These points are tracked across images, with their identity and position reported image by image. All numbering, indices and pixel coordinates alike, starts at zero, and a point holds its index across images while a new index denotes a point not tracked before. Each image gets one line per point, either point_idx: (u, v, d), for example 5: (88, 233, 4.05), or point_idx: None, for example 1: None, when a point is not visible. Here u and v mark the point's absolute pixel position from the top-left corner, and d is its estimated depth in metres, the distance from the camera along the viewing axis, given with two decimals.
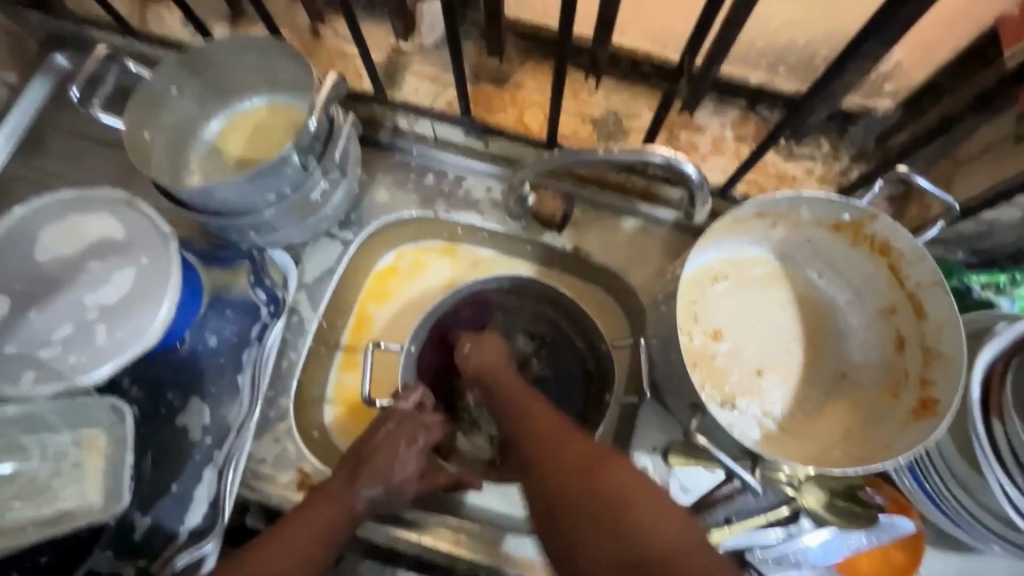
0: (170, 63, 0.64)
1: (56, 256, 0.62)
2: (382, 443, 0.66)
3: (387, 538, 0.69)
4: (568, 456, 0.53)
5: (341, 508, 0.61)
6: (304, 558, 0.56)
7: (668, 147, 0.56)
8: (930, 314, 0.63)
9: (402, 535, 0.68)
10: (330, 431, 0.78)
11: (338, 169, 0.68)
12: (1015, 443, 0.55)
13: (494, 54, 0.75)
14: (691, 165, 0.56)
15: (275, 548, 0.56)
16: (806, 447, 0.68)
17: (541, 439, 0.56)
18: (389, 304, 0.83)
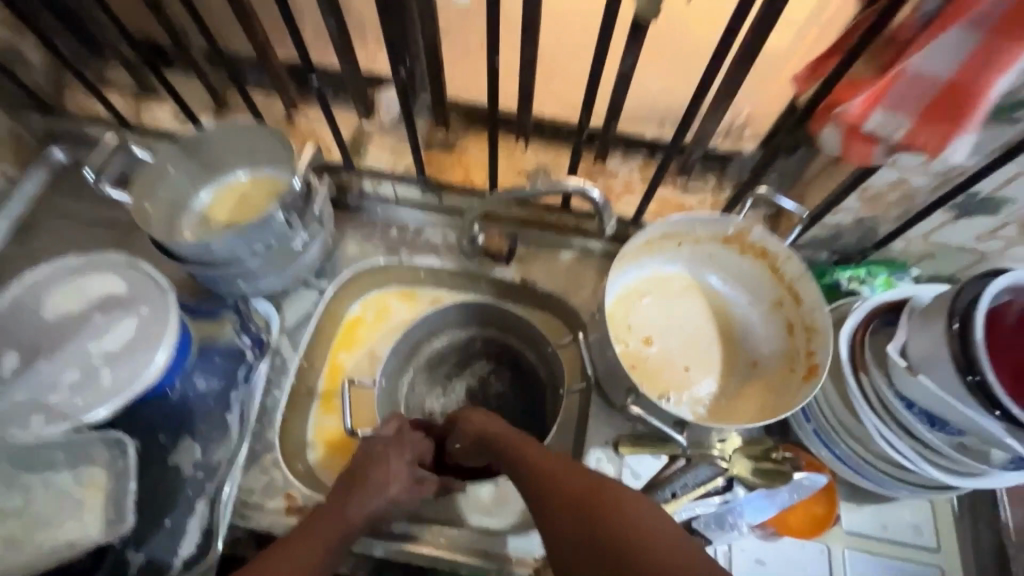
0: (171, 147, 0.77)
1: (64, 312, 0.70)
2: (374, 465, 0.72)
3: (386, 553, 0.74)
4: (573, 492, 0.56)
5: (342, 526, 0.66)
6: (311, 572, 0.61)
7: (578, 178, 0.71)
8: (805, 299, 0.79)
9: (400, 548, 0.74)
10: (315, 468, 0.83)
11: (316, 223, 0.80)
12: (881, 393, 0.70)
13: (441, 127, 0.92)
14: (596, 190, 0.71)
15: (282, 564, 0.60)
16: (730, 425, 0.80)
17: (545, 483, 0.59)
18: (357, 350, 0.92)
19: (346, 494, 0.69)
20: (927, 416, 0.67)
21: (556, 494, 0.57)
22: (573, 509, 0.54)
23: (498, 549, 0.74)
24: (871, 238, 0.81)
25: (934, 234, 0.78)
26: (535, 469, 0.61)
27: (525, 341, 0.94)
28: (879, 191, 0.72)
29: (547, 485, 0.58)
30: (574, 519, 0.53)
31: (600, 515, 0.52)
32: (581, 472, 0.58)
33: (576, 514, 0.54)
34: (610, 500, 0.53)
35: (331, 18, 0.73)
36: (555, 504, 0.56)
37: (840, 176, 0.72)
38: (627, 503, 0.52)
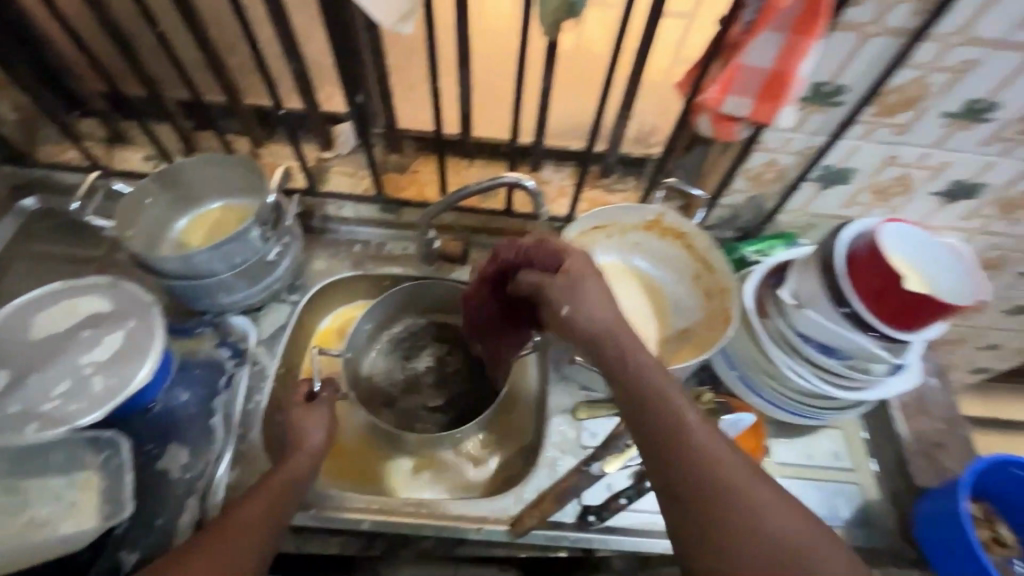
0: (150, 179, 0.85)
1: (51, 332, 0.75)
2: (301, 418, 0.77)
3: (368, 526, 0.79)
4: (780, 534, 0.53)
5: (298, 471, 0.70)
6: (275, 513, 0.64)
7: (514, 173, 0.85)
8: (716, 267, 0.94)
9: (378, 519, 0.79)
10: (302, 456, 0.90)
11: (288, 237, 0.89)
12: (783, 333, 0.83)
13: (394, 153, 1.05)
14: (530, 180, 0.84)
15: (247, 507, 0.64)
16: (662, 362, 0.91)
17: (737, 504, 0.55)
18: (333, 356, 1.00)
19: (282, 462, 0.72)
20: (822, 346, 0.81)
21: (748, 522, 0.54)
22: (772, 546, 0.53)
23: (475, 511, 0.80)
24: (763, 214, 0.98)
25: (810, 205, 0.95)
26: (725, 479, 0.56)
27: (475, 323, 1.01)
28: (758, 171, 0.89)
29: (738, 506, 0.55)
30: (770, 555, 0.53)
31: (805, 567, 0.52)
32: (781, 503, 0.56)
33: (775, 551, 0.53)
34: (813, 551, 0.53)
35: (293, 62, 0.85)
36: (746, 529, 0.54)
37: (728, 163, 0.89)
38: (827, 556, 0.52)
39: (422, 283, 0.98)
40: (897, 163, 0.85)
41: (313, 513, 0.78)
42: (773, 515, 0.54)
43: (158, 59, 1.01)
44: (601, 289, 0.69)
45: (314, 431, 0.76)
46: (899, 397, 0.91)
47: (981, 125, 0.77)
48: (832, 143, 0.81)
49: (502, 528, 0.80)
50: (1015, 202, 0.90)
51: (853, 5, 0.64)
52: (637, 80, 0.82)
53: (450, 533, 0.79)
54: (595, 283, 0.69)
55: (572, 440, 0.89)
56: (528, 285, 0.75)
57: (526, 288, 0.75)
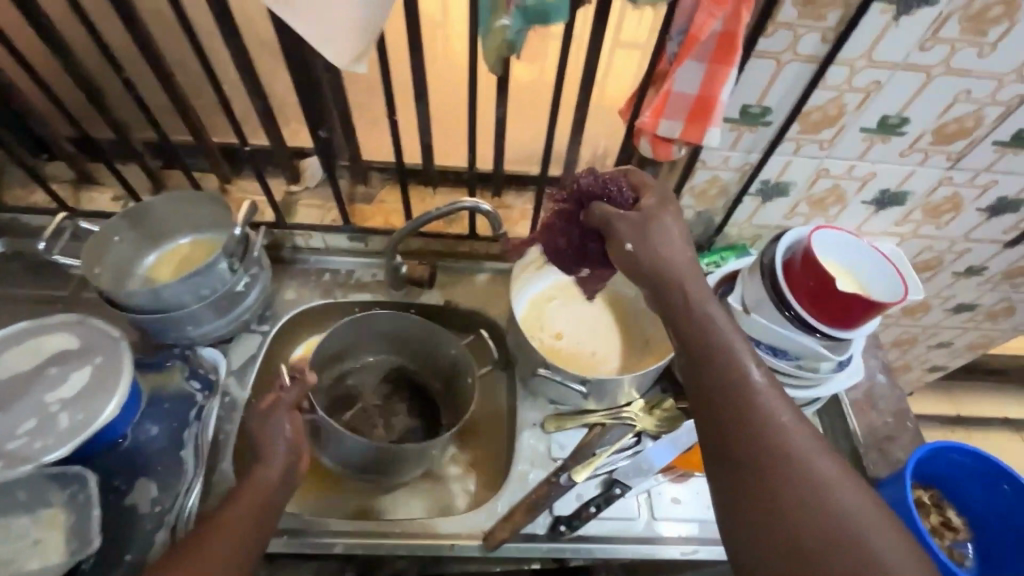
0: (117, 218, 0.87)
1: (17, 371, 0.76)
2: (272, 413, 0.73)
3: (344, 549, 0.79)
4: (828, 496, 0.52)
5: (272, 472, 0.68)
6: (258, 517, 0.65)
7: (472, 198, 0.89)
8: None
9: (353, 540, 0.79)
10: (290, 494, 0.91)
11: (256, 267, 0.91)
12: None
13: (361, 184, 1.09)
14: (487, 204, 0.88)
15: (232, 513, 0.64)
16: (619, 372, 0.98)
17: (787, 462, 0.54)
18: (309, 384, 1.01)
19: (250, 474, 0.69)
20: (772, 348, 0.84)
21: (795, 482, 0.53)
22: (815, 505, 0.52)
23: (448, 528, 0.82)
24: (713, 228, 1.04)
25: (755, 217, 1.02)
26: (779, 438, 0.55)
27: (429, 348, 1.00)
28: (703, 188, 0.95)
29: (787, 466, 0.53)
30: (813, 515, 0.51)
31: (851, 533, 0.50)
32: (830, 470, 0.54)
33: (820, 512, 0.51)
34: (862, 519, 0.51)
35: (258, 101, 0.89)
36: (791, 488, 0.53)
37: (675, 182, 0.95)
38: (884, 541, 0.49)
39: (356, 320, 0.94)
40: (828, 175, 0.92)
41: (285, 539, 0.79)
42: (823, 478, 0.53)
43: (126, 103, 1.04)
44: (676, 237, 0.67)
45: (279, 437, 0.71)
46: (850, 394, 0.96)
47: (896, 138, 0.85)
48: (765, 159, 0.87)
49: (476, 543, 0.81)
50: (939, 206, 0.97)
51: (766, 35, 0.71)
52: (583, 107, 0.88)
53: (425, 550, 0.80)
54: (672, 228, 0.67)
55: (542, 453, 0.91)
56: (600, 215, 0.71)
57: (596, 220, 0.71)
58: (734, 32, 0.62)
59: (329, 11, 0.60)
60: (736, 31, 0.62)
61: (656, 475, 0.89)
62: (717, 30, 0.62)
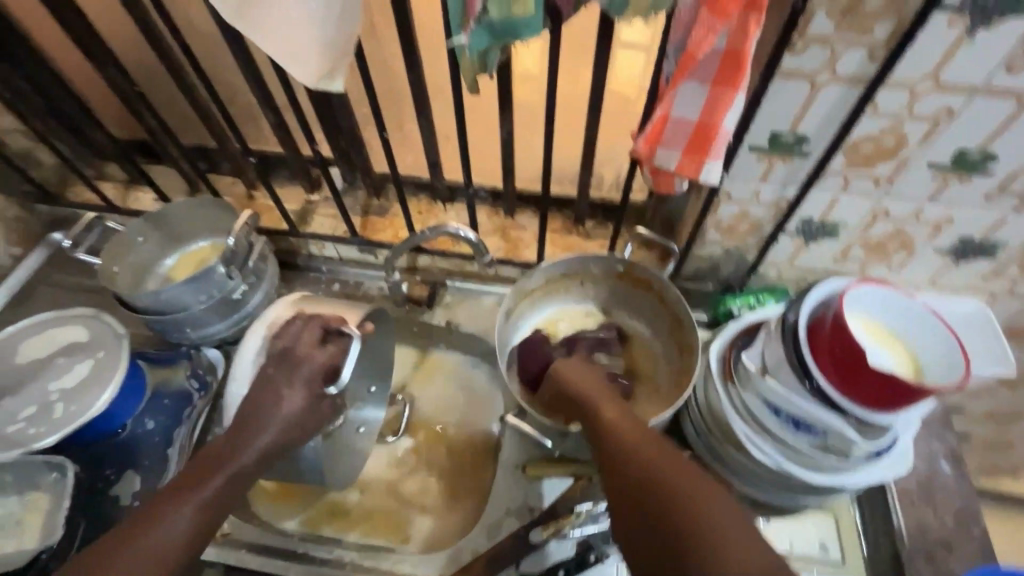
0: (140, 221, 0.93)
1: (34, 357, 0.82)
2: (266, 399, 0.73)
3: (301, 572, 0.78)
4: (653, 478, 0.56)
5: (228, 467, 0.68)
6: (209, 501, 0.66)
7: (457, 222, 0.83)
8: (685, 321, 0.87)
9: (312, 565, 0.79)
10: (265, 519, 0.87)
11: (255, 275, 0.92)
12: (747, 403, 0.74)
13: (375, 196, 1.08)
14: (469, 231, 0.82)
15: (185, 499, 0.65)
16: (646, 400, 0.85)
17: (623, 455, 0.60)
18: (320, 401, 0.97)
19: (209, 452, 0.71)
20: (792, 420, 0.71)
21: (629, 470, 0.58)
22: (644, 488, 0.55)
23: (401, 570, 0.79)
24: (745, 267, 0.91)
25: (797, 258, 0.87)
26: (622, 438, 0.62)
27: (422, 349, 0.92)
28: (730, 222, 0.83)
29: (625, 458, 0.59)
30: (638, 498, 0.55)
31: (668, 509, 0.52)
32: (665, 460, 0.57)
33: (648, 494, 0.55)
34: (681, 495, 0.53)
35: (271, 114, 0.91)
36: (626, 476, 0.58)
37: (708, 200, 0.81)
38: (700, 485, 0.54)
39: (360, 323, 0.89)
40: (887, 218, 0.76)
41: (244, 553, 0.80)
42: (656, 466, 0.57)
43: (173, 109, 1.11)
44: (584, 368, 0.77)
45: (288, 412, 0.71)
46: (899, 482, 0.80)
47: (979, 178, 0.68)
48: (803, 195, 0.74)
49: None
50: None
51: (794, 53, 0.59)
52: (593, 128, 0.80)
53: None
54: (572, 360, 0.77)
55: (519, 500, 0.84)
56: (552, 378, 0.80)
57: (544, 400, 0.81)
58: (741, 51, 0.52)
59: (289, 28, 0.57)
60: (743, 49, 0.52)
61: None
62: (721, 48, 0.52)
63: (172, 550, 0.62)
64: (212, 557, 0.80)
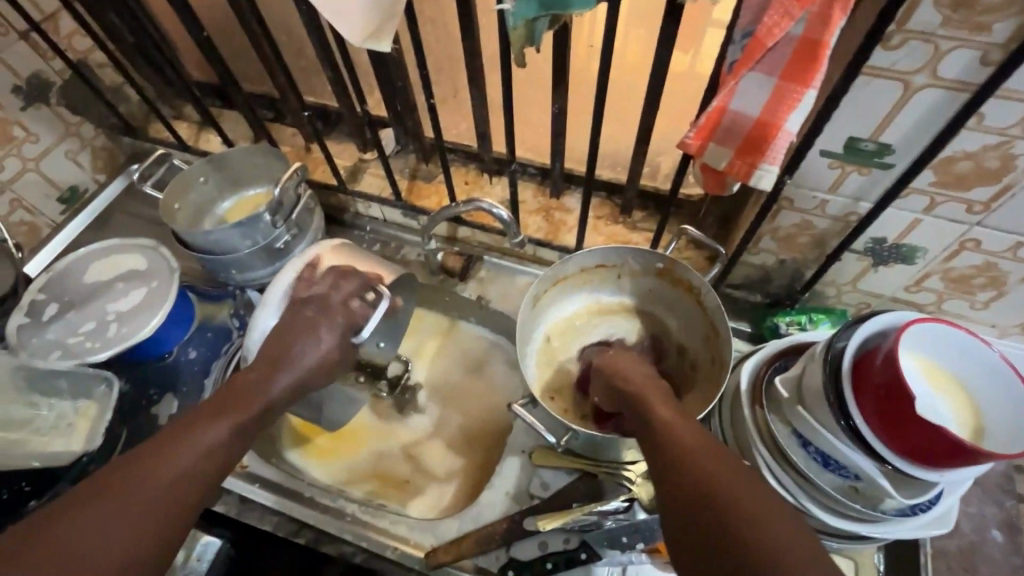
0: (201, 162, 0.98)
1: (97, 279, 0.89)
2: (303, 333, 0.73)
3: (307, 517, 0.82)
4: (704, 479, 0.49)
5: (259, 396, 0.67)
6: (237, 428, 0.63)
7: (492, 199, 0.80)
8: (721, 333, 0.82)
9: (316, 514, 0.82)
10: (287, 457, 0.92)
11: (299, 228, 0.95)
12: (772, 429, 0.69)
13: (425, 162, 1.07)
14: (502, 211, 0.79)
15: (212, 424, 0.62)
16: None
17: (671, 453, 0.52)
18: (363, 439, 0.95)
19: (238, 384, 0.68)
20: (821, 456, 0.65)
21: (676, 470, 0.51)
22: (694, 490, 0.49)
23: (397, 531, 0.81)
24: (800, 283, 0.83)
25: (861, 282, 0.79)
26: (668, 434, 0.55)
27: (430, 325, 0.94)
28: (789, 233, 0.75)
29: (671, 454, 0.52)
30: (694, 501, 0.48)
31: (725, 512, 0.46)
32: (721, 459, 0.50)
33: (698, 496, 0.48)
34: (740, 498, 0.46)
35: (329, 68, 0.92)
36: (675, 472, 0.51)
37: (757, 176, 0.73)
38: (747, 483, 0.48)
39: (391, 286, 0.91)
40: (976, 249, 0.67)
41: (257, 488, 0.84)
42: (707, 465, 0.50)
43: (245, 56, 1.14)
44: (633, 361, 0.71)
45: (309, 350, 0.72)
46: (937, 541, 0.73)
47: None
48: (876, 212, 0.66)
49: (417, 556, 0.79)
50: None
51: (887, 47, 0.51)
52: (650, 112, 0.75)
53: (370, 543, 0.80)
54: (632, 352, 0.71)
55: (522, 484, 0.84)
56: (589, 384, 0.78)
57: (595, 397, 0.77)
58: (818, 42, 0.45)
59: None
60: (822, 40, 0.45)
61: (639, 553, 0.76)
62: (796, 35, 0.46)
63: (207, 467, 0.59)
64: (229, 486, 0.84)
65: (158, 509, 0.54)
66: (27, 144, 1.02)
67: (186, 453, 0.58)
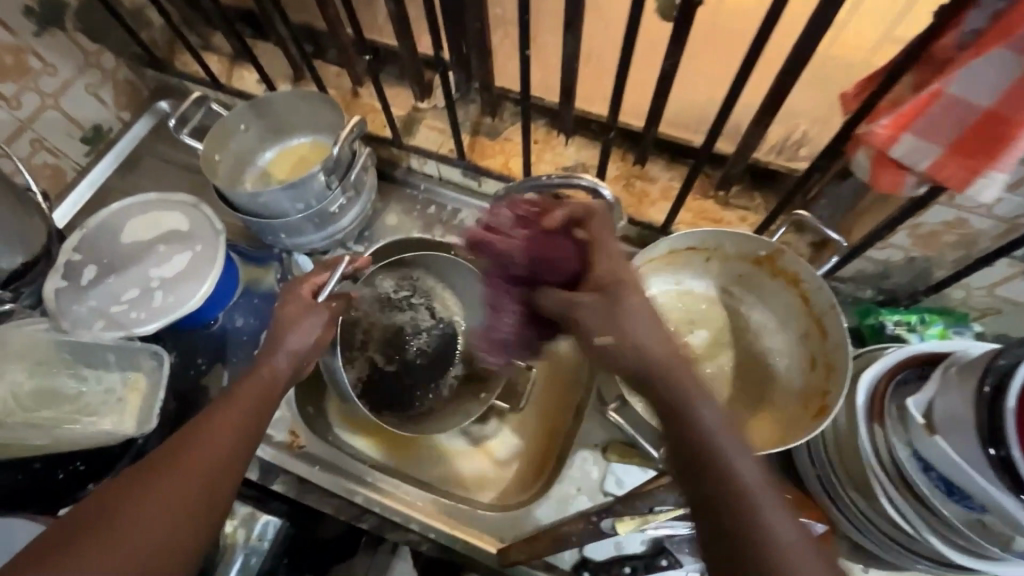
0: (243, 107, 0.86)
1: (137, 239, 0.81)
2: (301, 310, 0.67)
3: (367, 502, 0.79)
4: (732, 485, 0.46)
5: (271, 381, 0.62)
6: (256, 414, 0.59)
7: (592, 176, 0.70)
8: (830, 335, 0.73)
9: (376, 498, 0.79)
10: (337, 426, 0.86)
11: (355, 189, 0.85)
12: (892, 450, 0.62)
13: (489, 115, 0.95)
14: (606, 190, 0.69)
15: (222, 417, 0.57)
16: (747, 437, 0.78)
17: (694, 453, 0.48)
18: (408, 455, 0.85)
19: (255, 364, 0.63)
20: (945, 483, 0.59)
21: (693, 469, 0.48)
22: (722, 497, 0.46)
23: (466, 525, 0.77)
24: (925, 282, 0.74)
25: (1000, 287, 0.70)
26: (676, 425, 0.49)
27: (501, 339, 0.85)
28: (934, 230, 0.65)
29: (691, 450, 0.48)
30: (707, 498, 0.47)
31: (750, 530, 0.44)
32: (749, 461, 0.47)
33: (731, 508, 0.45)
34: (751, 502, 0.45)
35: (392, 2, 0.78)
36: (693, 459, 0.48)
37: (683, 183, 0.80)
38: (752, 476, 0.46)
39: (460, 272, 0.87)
40: None
41: (317, 470, 0.80)
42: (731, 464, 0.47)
43: None
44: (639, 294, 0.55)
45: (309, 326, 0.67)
46: None
47: None
48: None
49: (489, 550, 0.76)
50: None
51: None
52: (786, 77, 0.62)
53: (438, 534, 0.77)
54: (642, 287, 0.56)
55: (593, 480, 0.79)
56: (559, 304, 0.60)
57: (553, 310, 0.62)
58: None
59: None
60: None
61: None
62: None
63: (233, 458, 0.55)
64: (285, 465, 0.80)
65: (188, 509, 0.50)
66: (44, 77, 0.90)
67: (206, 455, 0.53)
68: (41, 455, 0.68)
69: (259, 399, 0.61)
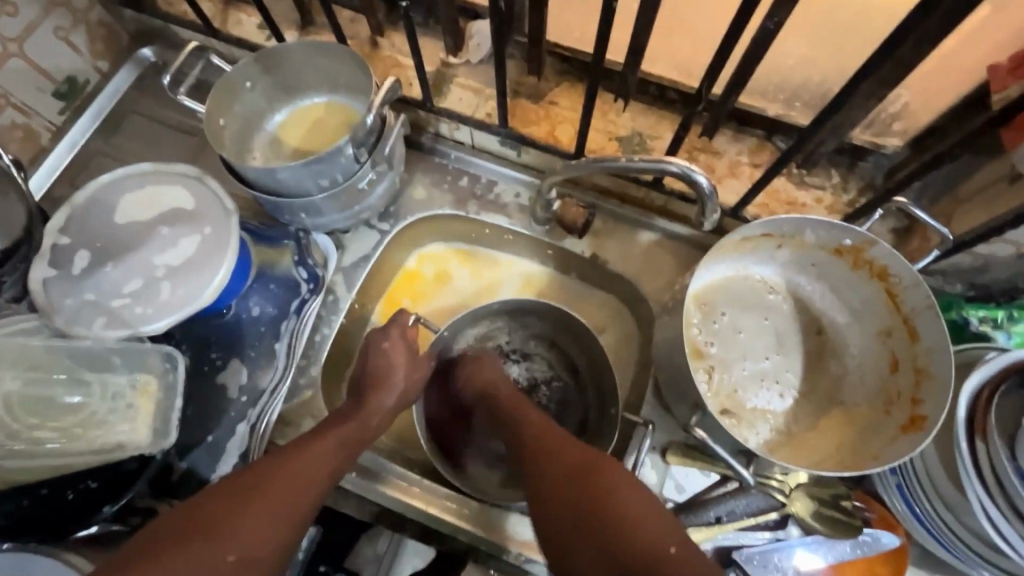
0: (250, 62, 0.73)
1: (134, 219, 0.70)
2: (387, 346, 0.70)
3: (420, 514, 0.72)
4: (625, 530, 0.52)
5: (365, 421, 0.64)
6: (349, 451, 0.61)
7: (681, 159, 0.62)
8: (923, 337, 0.67)
9: (441, 516, 0.72)
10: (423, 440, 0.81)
11: (386, 163, 0.74)
12: (997, 467, 0.57)
13: (533, 73, 0.82)
14: (703, 177, 0.62)
15: (317, 449, 0.58)
16: (822, 444, 0.72)
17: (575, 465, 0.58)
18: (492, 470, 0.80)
19: (360, 405, 0.65)
20: None
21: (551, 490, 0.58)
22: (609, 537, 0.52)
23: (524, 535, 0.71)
24: None
25: None
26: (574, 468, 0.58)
27: (599, 369, 0.81)
28: None
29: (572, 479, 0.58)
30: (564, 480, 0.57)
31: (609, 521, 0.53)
32: (658, 518, 0.53)
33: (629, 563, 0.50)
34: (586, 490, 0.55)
35: None
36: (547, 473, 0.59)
37: (760, 173, 0.75)
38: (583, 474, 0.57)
39: (546, 311, 0.82)
40: None
41: (352, 477, 0.73)
42: (633, 504, 0.54)
43: None
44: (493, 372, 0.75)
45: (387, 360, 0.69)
46: None
47: None
48: None
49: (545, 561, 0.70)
50: None
51: None
52: (919, 49, 0.53)
53: (487, 545, 0.71)
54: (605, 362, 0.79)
55: (651, 485, 0.72)
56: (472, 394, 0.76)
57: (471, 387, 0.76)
58: None
59: None
60: None
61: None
62: None
63: (312, 496, 0.55)
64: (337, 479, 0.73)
65: (268, 538, 0.51)
66: (3, 18, 0.75)
67: (287, 501, 0.53)
68: (57, 474, 0.63)
69: (354, 440, 0.62)
